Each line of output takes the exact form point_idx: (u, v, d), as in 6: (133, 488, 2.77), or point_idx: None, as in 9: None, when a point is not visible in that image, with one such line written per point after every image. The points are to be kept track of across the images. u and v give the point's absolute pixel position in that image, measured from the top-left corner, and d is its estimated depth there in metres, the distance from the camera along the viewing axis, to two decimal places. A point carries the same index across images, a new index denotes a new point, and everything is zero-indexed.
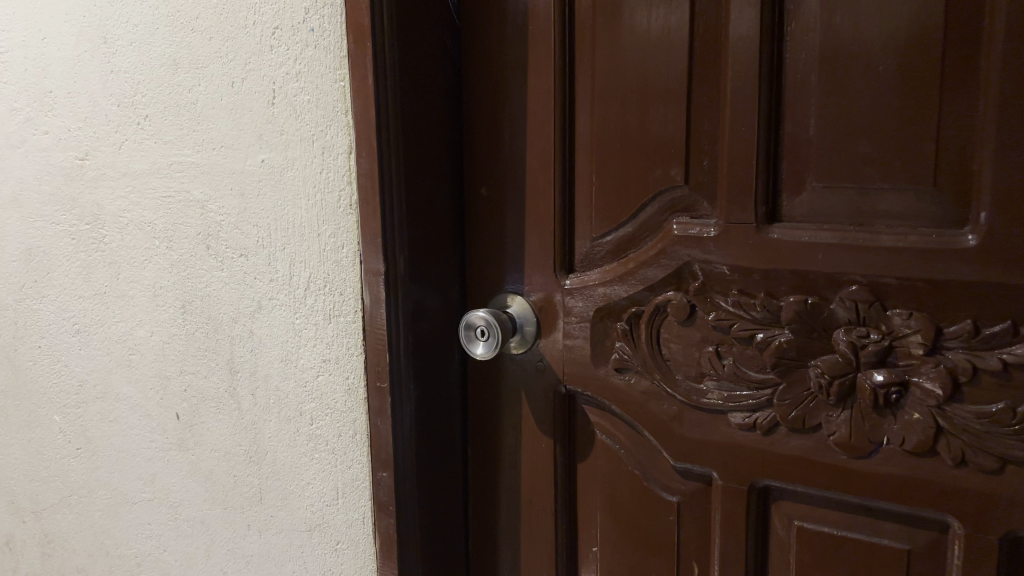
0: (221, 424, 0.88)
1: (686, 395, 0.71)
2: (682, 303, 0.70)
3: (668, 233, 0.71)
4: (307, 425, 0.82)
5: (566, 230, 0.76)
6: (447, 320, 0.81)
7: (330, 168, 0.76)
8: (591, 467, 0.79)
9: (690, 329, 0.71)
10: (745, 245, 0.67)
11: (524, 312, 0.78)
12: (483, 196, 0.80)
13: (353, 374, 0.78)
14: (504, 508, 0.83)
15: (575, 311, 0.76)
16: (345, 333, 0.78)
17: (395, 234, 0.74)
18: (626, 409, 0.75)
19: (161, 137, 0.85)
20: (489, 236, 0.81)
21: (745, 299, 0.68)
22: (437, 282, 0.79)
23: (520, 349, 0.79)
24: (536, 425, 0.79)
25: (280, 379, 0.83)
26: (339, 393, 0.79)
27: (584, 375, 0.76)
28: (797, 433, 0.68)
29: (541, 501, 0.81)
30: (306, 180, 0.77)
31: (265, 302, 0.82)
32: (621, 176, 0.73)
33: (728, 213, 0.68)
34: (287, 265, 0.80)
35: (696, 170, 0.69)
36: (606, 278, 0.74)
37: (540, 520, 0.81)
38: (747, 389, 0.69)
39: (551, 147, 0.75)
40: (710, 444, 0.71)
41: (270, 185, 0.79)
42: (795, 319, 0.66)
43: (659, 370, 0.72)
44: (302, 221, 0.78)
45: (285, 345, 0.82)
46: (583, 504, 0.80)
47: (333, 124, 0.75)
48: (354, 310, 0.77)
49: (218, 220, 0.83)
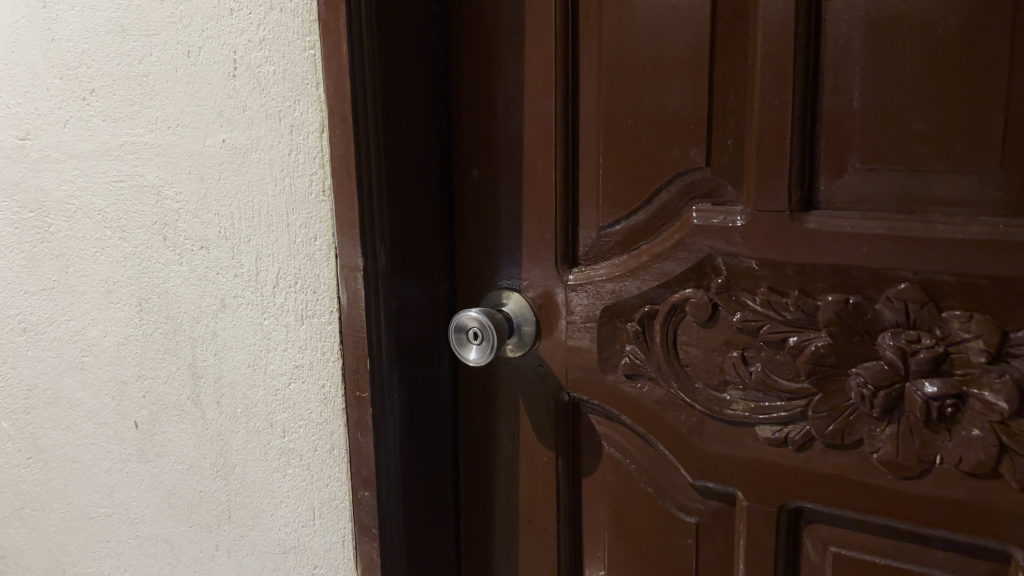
0: (184, 434, 0.79)
1: (707, 405, 0.63)
2: (703, 302, 0.62)
3: (686, 222, 0.62)
4: (278, 437, 0.73)
5: (570, 218, 0.67)
6: (434, 320, 0.73)
7: (300, 149, 0.66)
8: (597, 484, 0.70)
9: (712, 331, 0.62)
10: (777, 236, 0.59)
11: (523, 312, 0.70)
12: (474, 178, 0.71)
13: (330, 382, 0.69)
14: (500, 527, 0.75)
15: (580, 310, 0.67)
16: (319, 335, 0.69)
17: (374, 225, 0.65)
18: (638, 419, 0.66)
19: (110, 114, 0.76)
20: (481, 226, 0.72)
21: (775, 298, 0.59)
22: (422, 278, 0.71)
23: (516, 352, 0.70)
24: (536, 436, 0.71)
25: (248, 386, 0.74)
26: (314, 403, 0.71)
27: (590, 382, 0.68)
28: (834, 449, 0.60)
29: (542, 520, 0.72)
30: (272, 163, 0.68)
31: (229, 300, 0.73)
32: (632, 157, 0.64)
33: (756, 200, 0.59)
34: (252, 258, 0.71)
35: (720, 150, 0.60)
36: (614, 273, 0.65)
37: (540, 541, 0.73)
38: (777, 399, 0.61)
39: (553, 124, 0.66)
40: (734, 460, 0.63)
41: (232, 169, 0.70)
42: (834, 321, 0.58)
43: (676, 378, 0.64)
44: (268, 209, 0.69)
45: (253, 348, 0.73)
46: (588, 524, 0.72)
47: (302, 99, 0.65)
48: (330, 311, 0.68)
49: (175, 208, 0.74)
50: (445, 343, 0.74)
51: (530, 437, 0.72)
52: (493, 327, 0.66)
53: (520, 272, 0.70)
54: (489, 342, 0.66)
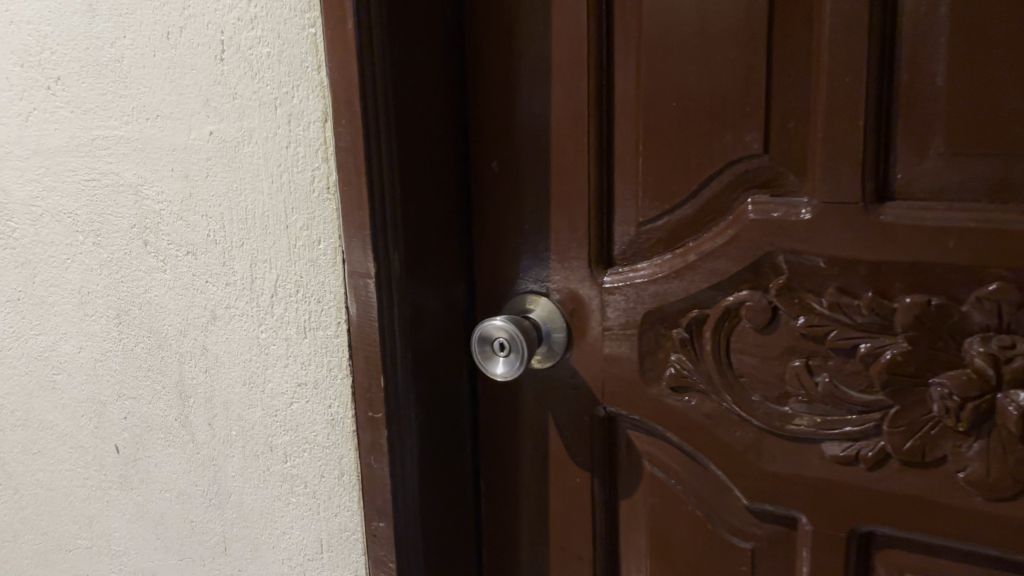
0: (172, 459, 0.71)
1: (766, 421, 0.57)
2: (761, 306, 0.55)
3: (741, 216, 0.55)
4: (280, 463, 0.66)
5: (605, 213, 0.60)
6: (451, 329, 0.65)
7: (300, 141, 0.59)
8: (638, 505, 0.64)
9: (771, 337, 0.56)
10: (848, 231, 0.52)
11: (556, 318, 0.62)
12: (493, 170, 0.64)
13: (339, 402, 0.62)
14: (528, 552, 0.68)
15: (617, 316, 0.60)
16: (325, 350, 0.62)
17: (386, 226, 0.58)
18: (685, 436, 0.60)
19: (79, 105, 0.67)
20: (502, 224, 0.65)
21: (845, 300, 0.53)
22: (439, 283, 0.63)
23: (543, 364, 0.63)
24: (568, 455, 0.64)
25: (244, 406, 0.67)
26: (320, 425, 0.63)
27: (630, 396, 0.61)
28: (912, 467, 0.53)
29: (576, 545, 0.66)
30: (267, 157, 0.60)
31: (221, 311, 0.65)
32: (677, 144, 0.57)
33: (824, 190, 0.52)
34: (246, 265, 0.63)
35: (780, 135, 0.54)
36: (657, 274, 0.59)
37: (574, 568, 0.66)
38: (846, 413, 0.55)
39: (585, 109, 0.59)
40: (796, 480, 0.57)
41: (221, 165, 0.62)
42: (914, 325, 0.51)
43: (729, 390, 0.58)
44: (264, 210, 0.61)
45: (249, 364, 0.65)
46: (627, 549, 0.65)
47: (301, 84, 0.58)
48: (337, 323, 0.60)
49: (156, 210, 0.66)
50: (464, 354, 0.67)
51: (561, 455, 0.65)
52: (523, 338, 0.59)
53: (548, 274, 0.63)
54: (518, 353, 0.59)
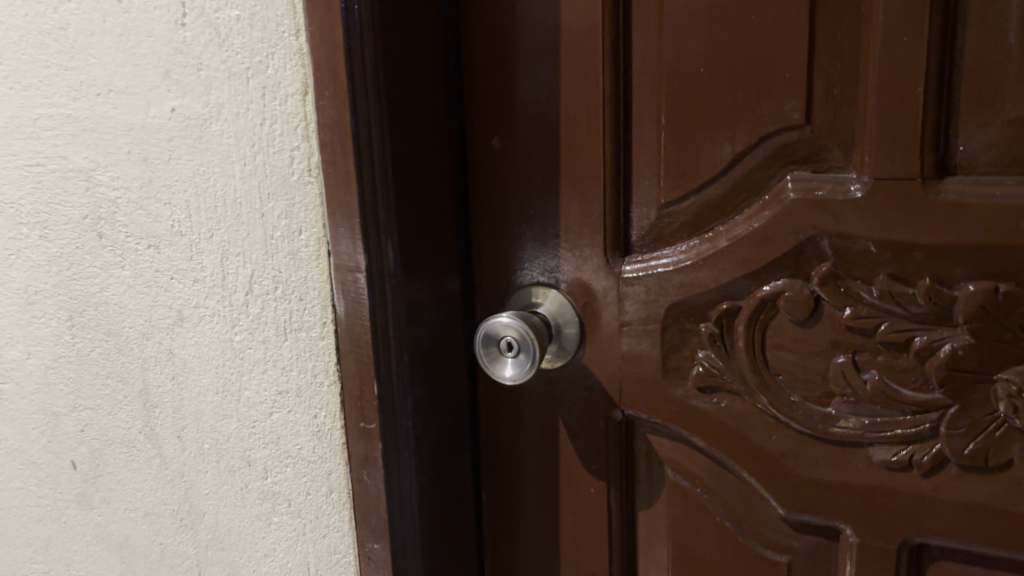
0: (137, 476, 0.64)
1: (806, 423, 0.51)
2: (802, 296, 0.49)
3: (779, 195, 0.50)
4: (260, 479, 0.59)
5: (622, 194, 0.54)
6: (448, 326, 0.59)
7: (276, 118, 0.52)
8: (658, 516, 0.58)
9: (812, 330, 0.50)
10: (902, 211, 0.46)
11: (568, 314, 0.56)
12: (493, 148, 0.57)
13: (326, 411, 0.55)
14: (537, 567, 0.63)
15: (637, 308, 0.54)
16: (309, 354, 0.55)
17: (377, 213, 0.51)
18: (714, 440, 0.54)
19: (21, 80, 0.59)
20: (504, 209, 0.58)
21: (898, 289, 0.47)
22: (436, 276, 0.57)
23: (554, 363, 0.57)
24: (581, 462, 0.58)
25: (217, 417, 0.60)
26: (304, 437, 0.57)
27: (651, 397, 0.55)
28: (972, 474, 0.48)
29: (590, 560, 0.60)
30: (238, 136, 0.53)
31: (189, 311, 0.58)
32: (705, 115, 0.50)
33: (875, 164, 0.46)
34: (217, 259, 0.56)
35: (824, 103, 0.48)
36: (684, 262, 0.53)
37: None
38: (897, 414, 0.49)
39: (599, 76, 0.52)
40: (840, 489, 0.51)
41: (185, 146, 0.55)
42: (978, 316, 0.45)
43: (764, 390, 0.52)
44: (237, 197, 0.54)
45: (222, 370, 0.58)
46: (647, 563, 0.59)
47: (276, 52, 0.50)
48: (322, 323, 0.54)
49: (112, 198, 0.58)
50: (462, 353, 0.61)
51: (573, 463, 0.59)
52: (535, 339, 0.52)
53: (558, 264, 0.57)
54: (530, 352, 0.52)
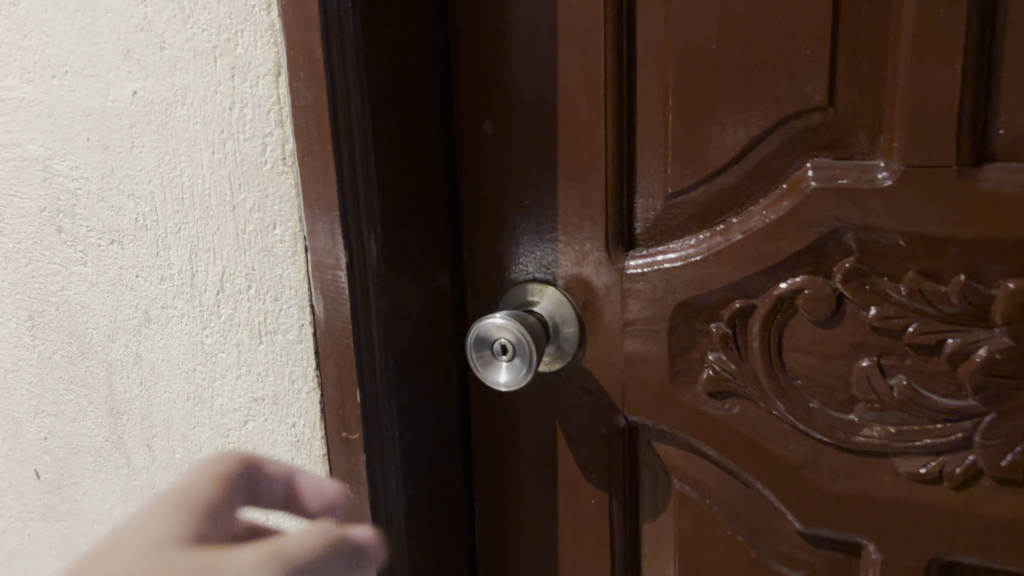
0: (105, 487, 0.60)
1: (827, 431, 0.47)
2: (823, 294, 0.45)
3: (798, 183, 0.45)
4: (235, 492, 0.55)
5: (626, 183, 0.50)
6: (437, 327, 0.55)
7: (247, 102, 0.47)
8: (665, 528, 0.54)
9: (833, 331, 0.46)
10: (936, 201, 0.42)
11: (564, 308, 0.52)
12: (485, 134, 0.53)
13: (305, 420, 0.51)
14: None
15: (642, 307, 0.50)
16: (286, 359, 0.50)
17: (359, 205, 0.46)
18: (725, 449, 0.50)
19: None
20: (497, 199, 0.54)
21: (930, 287, 0.43)
22: (424, 272, 0.52)
23: (550, 367, 0.53)
24: (582, 471, 0.54)
25: (188, 425, 0.55)
26: (283, 447, 0.52)
27: (657, 402, 0.51)
28: (1009, 488, 0.44)
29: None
30: (206, 122, 0.48)
31: (156, 312, 0.54)
32: (716, 96, 0.46)
33: (906, 149, 0.42)
34: (185, 256, 0.51)
35: (848, 82, 0.43)
36: (694, 257, 0.48)
37: None
38: (927, 423, 0.45)
39: (600, 55, 0.48)
40: (862, 502, 0.47)
41: (148, 132, 0.50)
42: (1018, 317, 0.41)
43: (781, 395, 0.48)
44: (206, 188, 0.49)
45: (194, 375, 0.54)
46: None
47: (245, 29, 0.46)
48: (300, 325, 0.49)
49: (72, 190, 0.54)
50: (452, 355, 0.56)
51: (574, 474, 0.55)
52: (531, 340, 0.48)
53: (556, 259, 0.52)
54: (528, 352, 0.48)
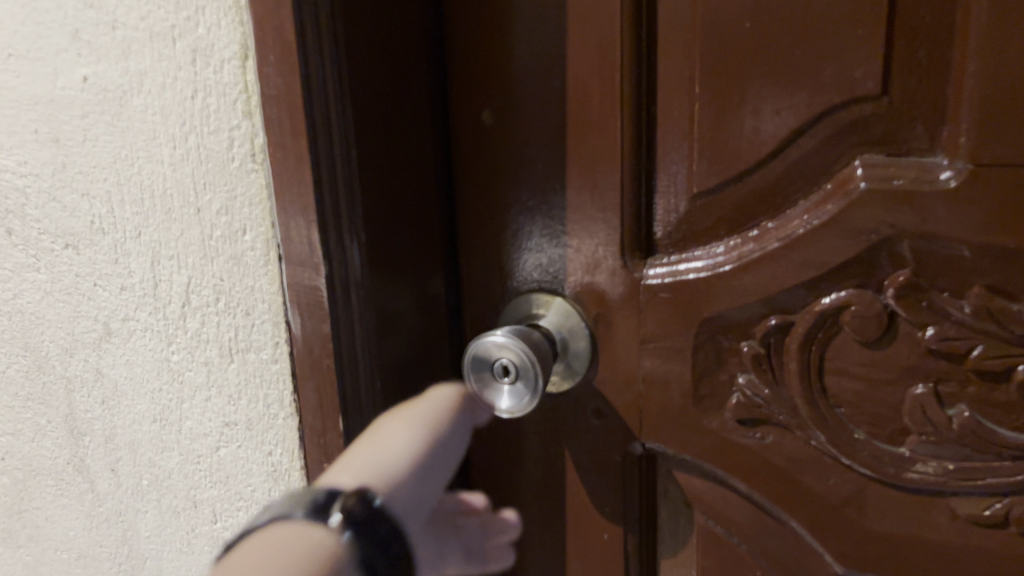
0: (68, 513, 0.55)
1: (874, 466, 0.41)
2: (872, 311, 0.39)
3: (846, 183, 0.39)
4: (207, 524, 0.50)
5: (645, 182, 0.44)
6: (430, 341, 0.49)
7: (210, 90, 0.41)
8: (685, 565, 0.48)
9: (883, 354, 0.40)
10: (1010, 206, 0.35)
11: (574, 322, 0.46)
12: (485, 124, 0.47)
13: (282, 448, 0.45)
14: None
15: (663, 321, 0.44)
16: (259, 380, 0.45)
17: (338, 209, 0.40)
18: (756, 482, 0.44)
19: None
20: (498, 198, 0.48)
21: (1000, 305, 0.36)
22: (414, 281, 0.46)
23: (561, 387, 0.47)
24: (594, 501, 0.49)
25: (155, 450, 0.50)
26: (257, 478, 0.47)
27: (679, 428, 0.46)
28: None
29: None
30: (165, 112, 0.42)
31: (116, 324, 0.48)
32: (750, 82, 0.39)
33: (975, 145, 0.36)
34: (147, 263, 0.46)
35: (906, 67, 0.37)
36: (723, 267, 0.42)
37: None
38: (992, 460, 0.39)
39: (616, 35, 0.41)
40: (913, 546, 0.42)
41: (102, 123, 0.44)
42: None
43: (821, 424, 0.42)
44: (167, 188, 0.44)
45: (159, 395, 0.48)
46: None
47: (206, 5, 0.40)
48: (274, 343, 0.43)
49: (21, 188, 0.49)
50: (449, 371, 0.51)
51: (586, 502, 0.49)
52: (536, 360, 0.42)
53: (565, 265, 0.47)
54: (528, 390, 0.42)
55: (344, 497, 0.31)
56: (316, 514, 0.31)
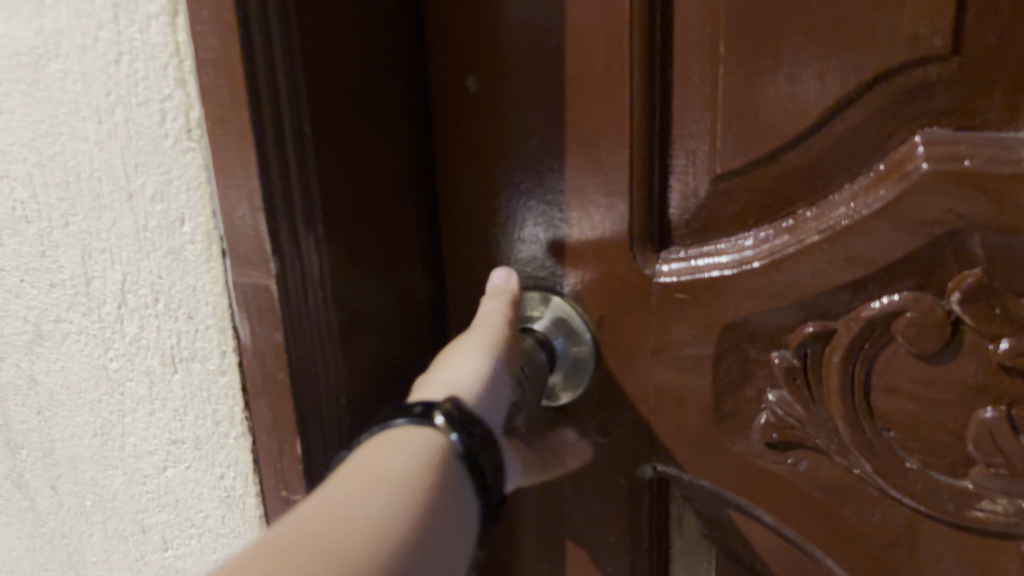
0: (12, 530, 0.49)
1: (929, 501, 0.35)
2: (932, 319, 0.32)
3: (904, 163, 0.32)
4: (157, 552, 0.44)
5: (658, 161, 0.37)
6: (409, 345, 0.42)
7: (136, 53, 0.34)
8: None
9: (944, 370, 0.33)
10: None
11: (576, 325, 0.40)
12: (470, 93, 0.40)
13: (235, 471, 0.39)
14: None
15: (678, 325, 0.38)
16: (208, 394, 0.38)
17: (290, 196, 0.34)
18: (786, 513, 0.38)
19: None
20: (487, 180, 0.41)
21: None
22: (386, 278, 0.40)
23: (564, 399, 0.41)
24: (599, 526, 0.43)
25: (97, 468, 0.44)
26: (210, 503, 0.41)
27: (695, 450, 0.39)
28: None
29: None
30: (87, 80, 0.35)
31: (47, 326, 0.42)
32: (787, 39, 0.32)
33: None
34: (77, 257, 0.39)
35: (983, 21, 0.29)
36: (751, 263, 0.36)
37: None
38: None
39: None
40: None
41: (19, 93, 0.38)
42: None
43: (866, 451, 0.35)
44: (93, 169, 0.37)
45: (98, 407, 0.42)
46: None
47: None
48: (222, 352, 0.37)
49: None
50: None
51: (590, 527, 0.43)
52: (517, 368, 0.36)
53: (565, 258, 0.40)
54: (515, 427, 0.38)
55: (434, 403, 0.30)
56: (417, 419, 0.30)
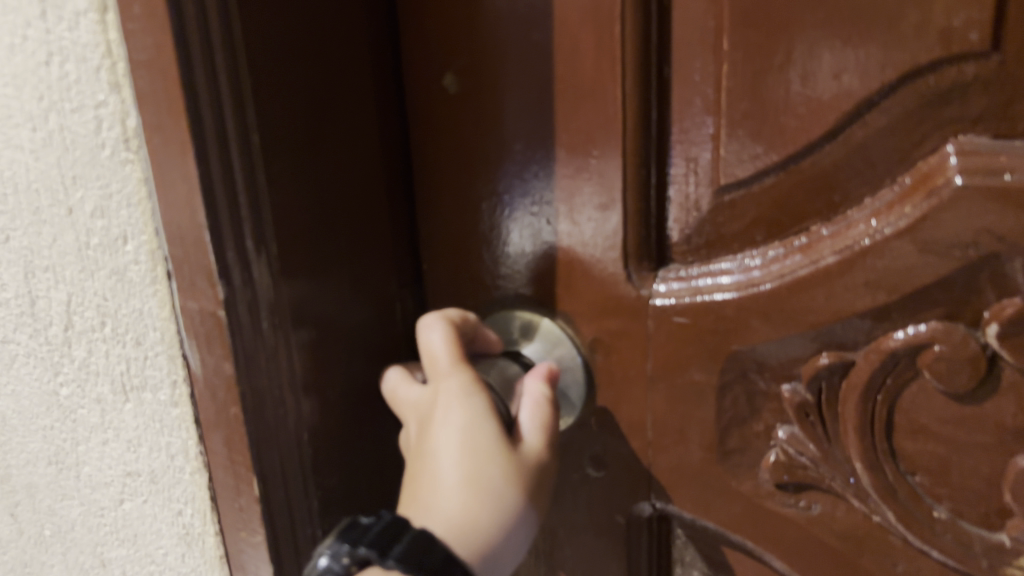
0: None
1: (959, 556, 0.31)
2: (964, 355, 0.28)
3: (934, 176, 0.28)
4: None
5: (656, 170, 0.33)
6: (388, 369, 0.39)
7: (67, 54, 0.30)
8: None
9: (978, 413, 0.29)
10: None
11: (565, 349, 0.36)
12: (448, 93, 0.36)
13: (193, 508, 0.36)
14: None
15: (678, 351, 0.34)
16: (160, 426, 0.35)
17: (238, 212, 0.30)
18: (798, 559, 0.34)
19: None
20: (470, 187, 0.37)
21: None
22: (360, 299, 0.36)
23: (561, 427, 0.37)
24: (596, 562, 0.39)
25: (54, 497, 0.41)
26: (168, 541, 0.38)
27: (699, 486, 0.35)
28: None
29: None
30: (19, 83, 0.32)
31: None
32: (801, 32, 0.28)
33: None
34: (20, 275, 0.36)
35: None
36: (759, 286, 0.32)
37: None
38: None
39: None
40: None
41: None
42: None
43: (888, 497, 0.31)
44: (31, 182, 0.34)
45: (52, 434, 0.39)
46: None
47: None
48: (174, 382, 0.34)
49: None
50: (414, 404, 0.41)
51: (586, 566, 0.40)
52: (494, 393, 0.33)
53: (555, 275, 0.36)
54: None
55: None
56: None
